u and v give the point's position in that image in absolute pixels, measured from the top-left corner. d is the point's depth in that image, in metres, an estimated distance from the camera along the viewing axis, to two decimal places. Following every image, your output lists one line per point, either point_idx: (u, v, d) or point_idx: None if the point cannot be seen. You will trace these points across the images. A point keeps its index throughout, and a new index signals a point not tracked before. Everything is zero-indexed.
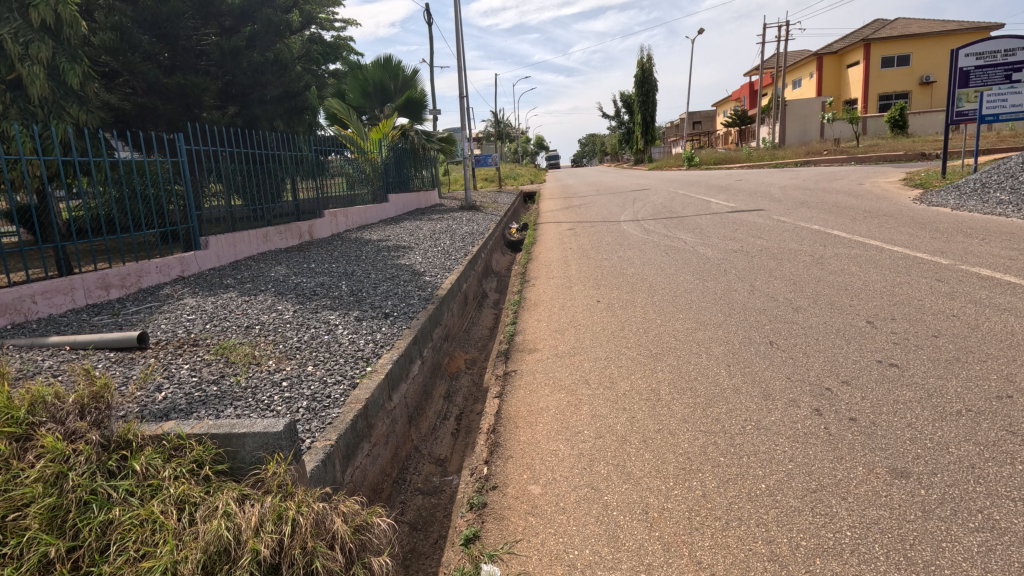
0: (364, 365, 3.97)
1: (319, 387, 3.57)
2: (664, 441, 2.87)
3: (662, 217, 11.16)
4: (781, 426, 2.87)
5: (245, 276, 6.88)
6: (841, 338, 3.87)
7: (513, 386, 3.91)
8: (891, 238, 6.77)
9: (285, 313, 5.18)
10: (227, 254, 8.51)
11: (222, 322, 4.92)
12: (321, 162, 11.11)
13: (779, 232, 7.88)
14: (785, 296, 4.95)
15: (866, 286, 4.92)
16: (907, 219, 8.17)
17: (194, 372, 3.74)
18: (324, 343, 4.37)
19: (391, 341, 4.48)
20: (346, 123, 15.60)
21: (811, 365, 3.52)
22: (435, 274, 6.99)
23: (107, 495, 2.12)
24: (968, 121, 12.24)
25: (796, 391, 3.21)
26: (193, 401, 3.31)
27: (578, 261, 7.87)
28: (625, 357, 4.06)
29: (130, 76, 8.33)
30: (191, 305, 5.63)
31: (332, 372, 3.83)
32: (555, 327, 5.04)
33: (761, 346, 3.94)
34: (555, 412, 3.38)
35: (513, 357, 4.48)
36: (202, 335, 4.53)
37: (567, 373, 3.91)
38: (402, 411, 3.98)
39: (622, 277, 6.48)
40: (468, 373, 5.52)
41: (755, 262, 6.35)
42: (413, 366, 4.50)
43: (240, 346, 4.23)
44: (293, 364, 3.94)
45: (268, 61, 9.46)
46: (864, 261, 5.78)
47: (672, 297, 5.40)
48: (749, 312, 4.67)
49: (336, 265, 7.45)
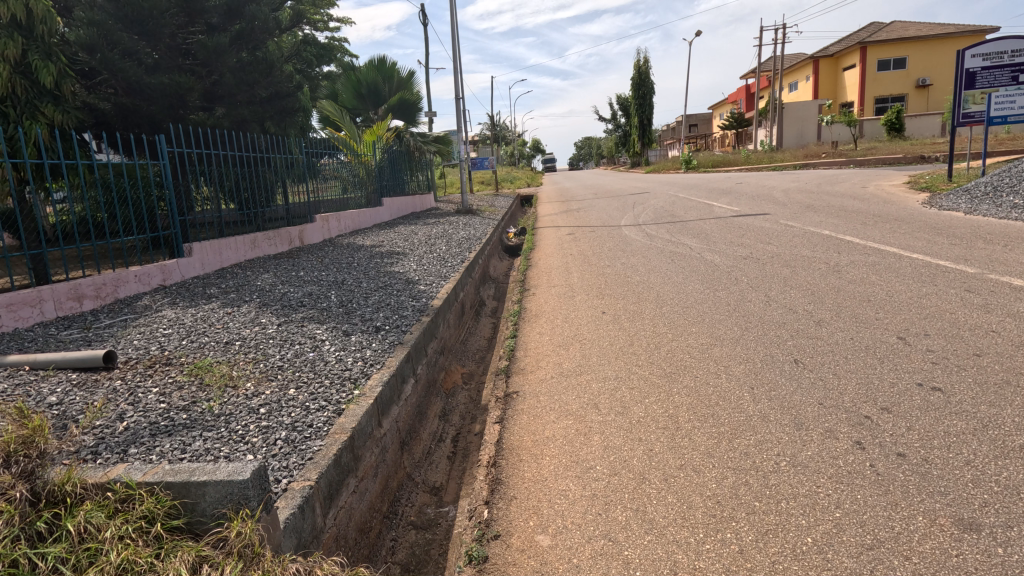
0: (351, 387, 3.63)
1: (302, 413, 3.23)
2: (689, 481, 2.54)
3: (664, 221, 10.84)
4: (821, 463, 2.54)
5: (230, 285, 6.53)
6: (872, 357, 3.55)
7: (516, 411, 3.56)
8: (907, 244, 6.47)
9: (269, 327, 4.81)
10: (213, 262, 8.09)
11: (199, 337, 4.55)
12: (313, 165, 10.75)
13: (789, 238, 7.58)
14: (804, 308, 4.63)
15: (891, 297, 4.61)
16: (920, 224, 7.88)
17: (163, 397, 3.38)
18: (308, 362, 4.01)
19: (381, 359, 4.13)
20: (339, 125, 15.22)
21: (845, 388, 3.19)
22: (429, 283, 6.65)
23: (32, 567, 1.77)
24: (976, 123, 11.94)
25: (831, 420, 2.88)
26: (157, 432, 2.96)
27: (579, 268, 7.54)
28: (637, 376, 3.73)
29: (109, 75, 7.91)
30: (169, 317, 5.26)
31: (316, 396, 3.48)
32: (559, 341, 4.70)
33: (786, 365, 3.61)
34: (563, 443, 3.04)
35: (514, 376, 4.14)
36: (177, 353, 4.15)
37: (574, 397, 3.58)
38: (393, 437, 3.65)
39: (628, 285, 6.16)
40: (465, 389, 5.19)
41: (768, 270, 6.03)
42: (407, 386, 4.17)
43: (216, 366, 3.87)
44: (274, 387, 3.58)
45: (257, 60, 9.10)
46: (884, 269, 5.48)
47: (682, 309, 5.07)
48: (768, 326, 4.34)
49: (326, 273, 7.09)
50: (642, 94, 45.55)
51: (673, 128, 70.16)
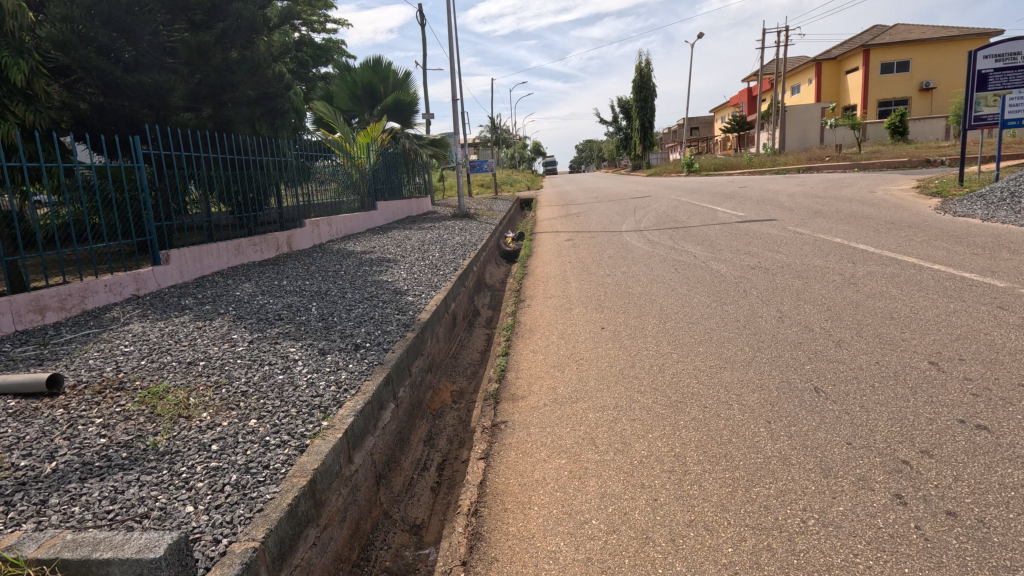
0: (319, 418, 3.23)
1: (259, 450, 2.85)
2: (701, 542, 2.16)
3: (667, 226, 10.52)
4: (857, 523, 2.15)
5: (207, 296, 6.15)
6: (903, 386, 3.16)
7: (503, 446, 3.17)
8: (926, 254, 6.10)
9: (239, 345, 4.43)
10: (193, 269, 7.58)
11: (161, 356, 4.17)
12: (305, 168, 10.39)
13: (798, 246, 7.20)
14: (821, 326, 4.26)
15: (915, 314, 4.23)
16: (937, 231, 7.50)
17: (104, 431, 3.00)
18: (276, 387, 3.63)
19: (356, 384, 3.74)
20: (333, 126, 14.88)
21: (876, 425, 2.80)
22: (418, 293, 6.27)
23: None
24: (989, 125, 11.55)
25: (863, 466, 2.49)
26: (87, 477, 2.58)
27: (577, 277, 7.17)
28: (638, 406, 3.35)
29: (84, 73, 7.48)
30: (135, 332, 4.88)
31: (279, 429, 3.09)
32: (554, 361, 4.31)
33: (807, 395, 3.22)
34: (555, 488, 2.66)
35: (504, 403, 3.75)
36: (131, 376, 3.77)
37: (568, 430, 3.19)
38: (367, 472, 3.26)
39: (629, 297, 5.79)
40: (453, 410, 4.80)
41: (779, 281, 5.66)
42: (385, 412, 3.78)
43: (170, 392, 3.48)
44: (233, 418, 3.20)
45: (243, 59, 8.75)
46: (904, 281, 5.10)
47: (687, 324, 4.70)
48: (782, 347, 3.95)
49: (310, 282, 6.72)
50: (643, 98, 45.12)
51: (675, 131, 69.80)
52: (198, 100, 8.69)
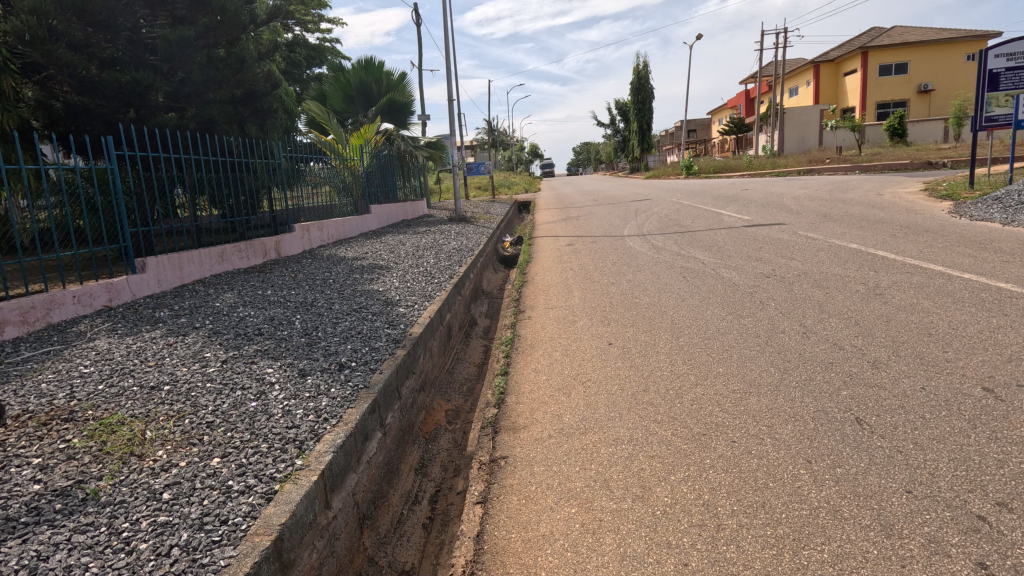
0: (293, 456, 2.81)
1: (217, 500, 2.43)
2: None
3: (672, 230, 10.13)
4: None
5: (183, 307, 5.73)
6: (959, 418, 2.77)
7: (503, 488, 2.77)
8: (952, 261, 5.72)
9: (210, 366, 4.00)
10: (172, 277, 7.06)
11: (123, 380, 3.74)
12: (295, 171, 9.97)
13: (813, 252, 6.81)
14: (852, 343, 3.87)
15: (955, 331, 3.84)
16: (957, 236, 7.13)
17: (40, 475, 2.58)
18: (247, 417, 3.21)
19: (338, 413, 3.31)
20: (326, 127, 14.49)
21: (937, 469, 2.41)
22: (410, 304, 5.87)
23: None
24: (1001, 126, 11.20)
25: (932, 522, 2.10)
26: (7, 540, 2.16)
27: (581, 286, 6.78)
28: (657, 440, 2.94)
29: (56, 70, 7.05)
30: (99, 350, 4.46)
31: (244, 471, 2.67)
32: (559, 382, 3.91)
33: (848, 428, 2.82)
34: (565, 547, 2.25)
35: (504, 434, 3.34)
36: (85, 404, 3.35)
37: (577, 469, 2.79)
38: (348, 517, 2.84)
39: (636, 308, 5.40)
40: (448, 433, 4.39)
41: (797, 291, 5.27)
42: (370, 444, 3.36)
43: (125, 425, 3.07)
44: (192, 456, 2.78)
45: (229, 56, 8.35)
46: (935, 292, 4.73)
47: (703, 340, 4.30)
48: (813, 369, 3.56)
49: (295, 292, 6.30)
50: (642, 99, 44.70)
51: (672, 133, 69.74)
52: (180, 99, 8.23)
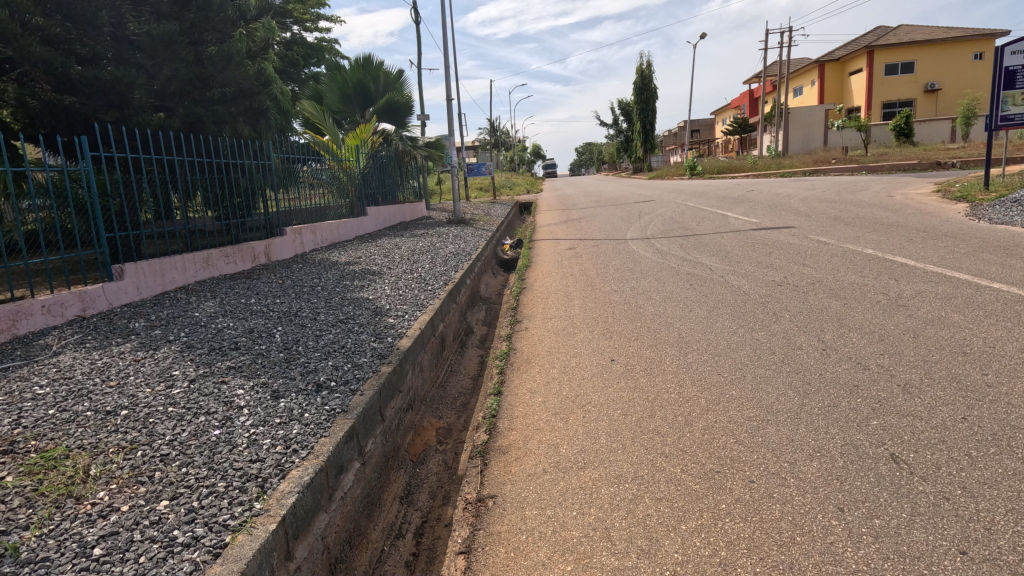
0: (251, 498, 2.47)
1: (155, 557, 2.10)
2: None
3: (677, 233, 9.78)
4: None
5: (160, 317, 5.41)
6: (1011, 457, 2.42)
7: (490, 536, 2.43)
8: (977, 268, 5.36)
9: (176, 387, 3.67)
10: (154, 284, 6.70)
11: (77, 404, 3.40)
12: (287, 172, 9.65)
13: (826, 259, 6.45)
14: (878, 362, 3.53)
15: (991, 350, 3.49)
16: (978, 241, 6.76)
17: None
18: (206, 450, 2.87)
19: (309, 442, 2.97)
20: (322, 128, 14.16)
21: (996, 523, 2.06)
22: (401, 314, 5.53)
23: None
24: (1016, 125, 10.75)
25: None
26: None
27: (582, 293, 6.45)
28: (666, 479, 2.59)
29: (33, 67, 6.75)
30: (58, 367, 4.12)
31: (193, 518, 2.34)
32: (558, 404, 3.57)
33: (883, 468, 2.47)
34: None
35: (494, 466, 2.99)
36: (29, 433, 3.02)
37: (574, 514, 2.45)
38: (314, 566, 2.49)
39: (640, 320, 5.06)
40: (437, 454, 4.05)
41: (813, 301, 4.92)
42: (345, 477, 3.02)
43: (68, 459, 2.73)
44: (137, 499, 2.45)
45: (216, 53, 8.04)
46: (963, 304, 4.36)
47: (713, 357, 3.96)
48: (837, 393, 3.21)
49: (280, 301, 5.97)
50: (646, 99, 44.30)
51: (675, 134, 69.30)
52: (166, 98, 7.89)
